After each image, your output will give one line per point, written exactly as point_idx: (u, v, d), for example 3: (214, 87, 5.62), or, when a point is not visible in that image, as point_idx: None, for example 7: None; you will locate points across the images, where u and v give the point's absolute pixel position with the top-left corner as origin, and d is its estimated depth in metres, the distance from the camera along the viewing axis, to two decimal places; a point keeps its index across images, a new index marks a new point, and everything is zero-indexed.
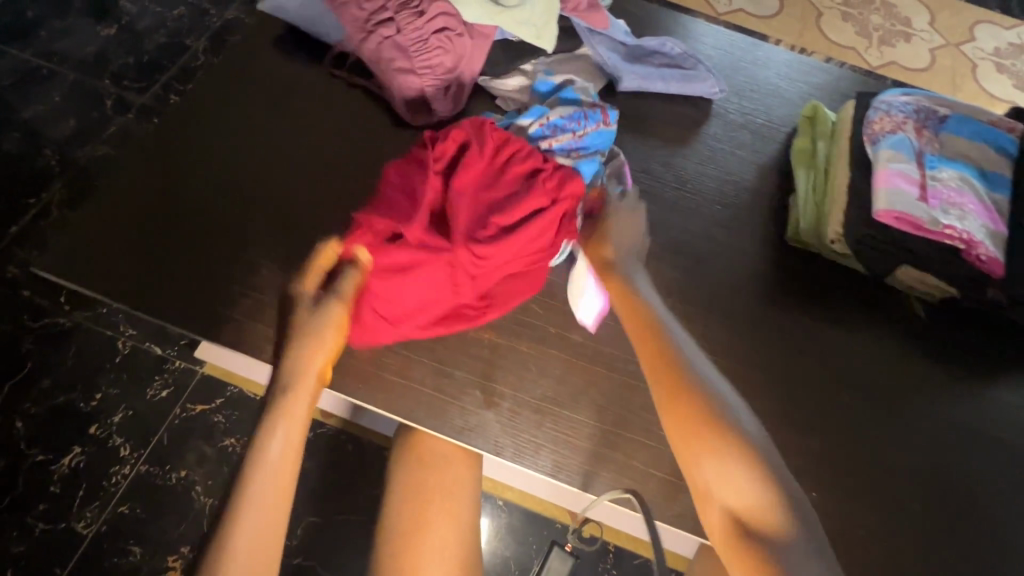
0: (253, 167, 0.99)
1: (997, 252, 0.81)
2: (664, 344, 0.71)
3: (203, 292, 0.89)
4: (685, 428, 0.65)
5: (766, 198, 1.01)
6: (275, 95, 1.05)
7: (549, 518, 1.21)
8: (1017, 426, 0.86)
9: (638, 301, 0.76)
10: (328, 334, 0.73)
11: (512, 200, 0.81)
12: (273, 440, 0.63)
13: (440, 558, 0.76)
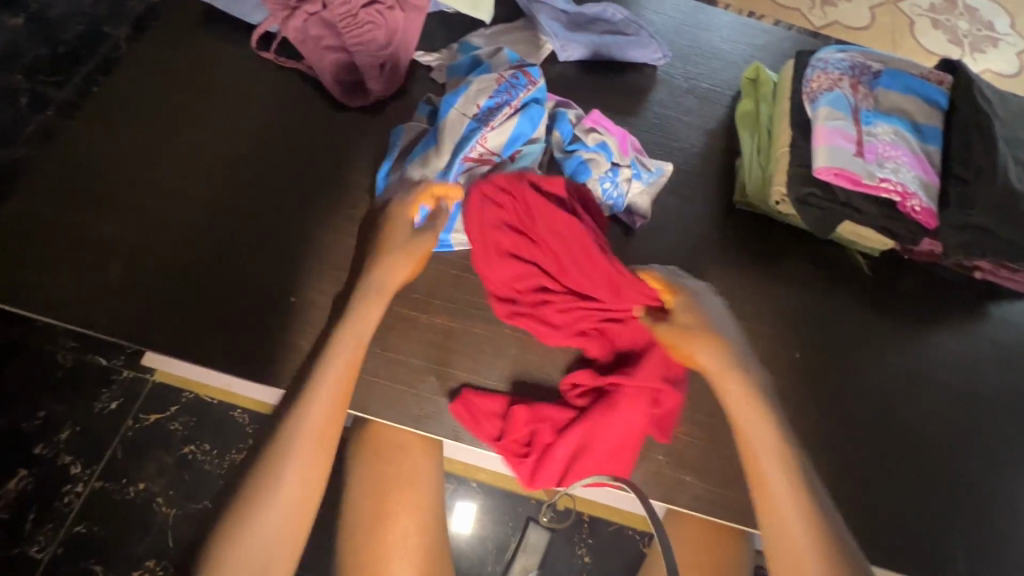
0: (181, 160, 0.93)
1: (931, 202, 0.84)
2: (762, 416, 0.67)
3: (137, 297, 0.83)
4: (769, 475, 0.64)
5: (713, 163, 1.01)
6: (198, 82, 0.98)
7: (524, 494, 1.22)
8: (954, 368, 0.90)
9: (730, 356, 0.70)
10: (349, 349, 0.70)
11: (587, 276, 0.78)
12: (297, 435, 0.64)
13: (405, 549, 0.75)
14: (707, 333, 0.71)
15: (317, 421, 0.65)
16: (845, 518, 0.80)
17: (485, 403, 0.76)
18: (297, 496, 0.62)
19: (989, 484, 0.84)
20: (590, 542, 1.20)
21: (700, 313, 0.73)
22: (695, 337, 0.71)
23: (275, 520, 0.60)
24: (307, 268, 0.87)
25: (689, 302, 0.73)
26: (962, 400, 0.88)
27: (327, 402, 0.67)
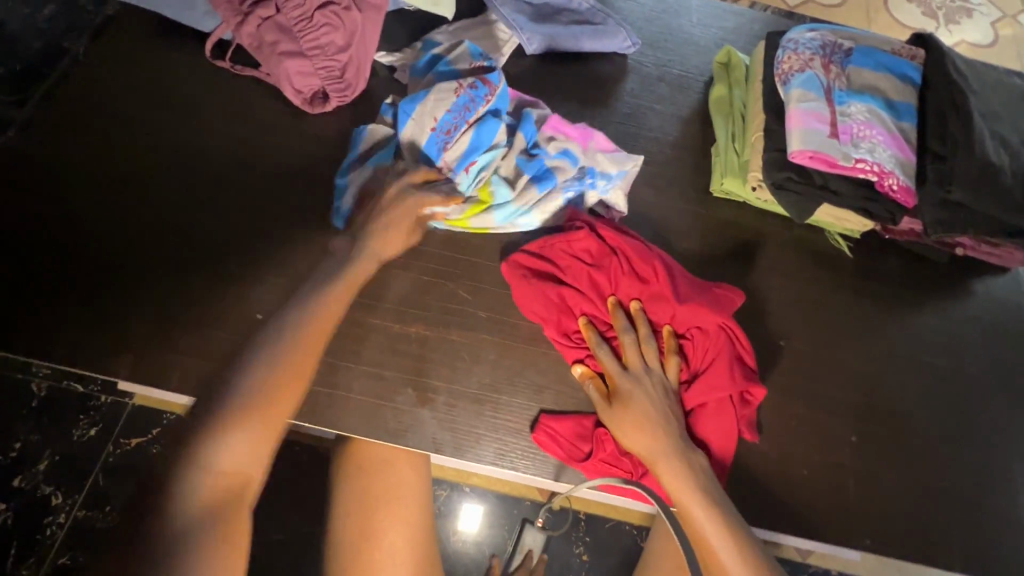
0: (135, 175, 0.88)
1: (908, 180, 0.82)
2: (684, 476, 0.68)
3: (92, 322, 0.79)
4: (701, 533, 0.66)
5: (688, 151, 0.99)
6: (151, 95, 0.94)
7: (517, 496, 1.19)
8: (941, 347, 0.89)
9: (659, 410, 0.71)
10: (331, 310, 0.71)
11: (643, 294, 0.76)
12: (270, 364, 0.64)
13: (395, 565, 0.73)
14: (658, 393, 0.72)
15: (294, 352, 0.66)
16: (839, 507, 0.78)
17: (564, 428, 0.75)
18: (272, 423, 0.62)
19: (984, 462, 0.82)
20: (586, 540, 1.19)
21: (650, 376, 0.73)
22: (644, 398, 0.71)
23: (244, 442, 0.59)
24: (273, 283, 0.83)
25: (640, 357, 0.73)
26: (952, 379, 0.87)
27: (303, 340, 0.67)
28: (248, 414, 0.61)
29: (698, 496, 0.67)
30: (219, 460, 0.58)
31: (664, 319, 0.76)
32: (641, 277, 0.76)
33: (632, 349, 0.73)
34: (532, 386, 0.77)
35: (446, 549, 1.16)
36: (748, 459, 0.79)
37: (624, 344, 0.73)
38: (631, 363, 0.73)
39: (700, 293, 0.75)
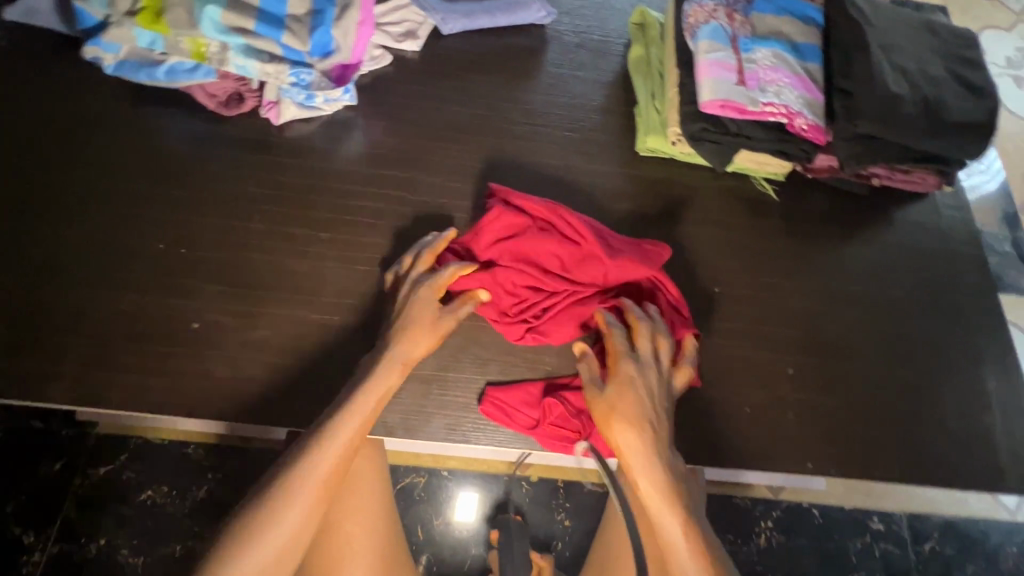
0: (44, 197, 0.84)
1: (817, 119, 0.85)
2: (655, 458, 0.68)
3: (19, 352, 0.76)
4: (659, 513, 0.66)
5: (613, 115, 1.00)
6: (48, 107, 0.89)
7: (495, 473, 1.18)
8: (868, 277, 0.93)
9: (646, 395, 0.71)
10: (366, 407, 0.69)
11: (572, 258, 0.77)
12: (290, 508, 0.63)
13: (354, 553, 0.74)
14: (657, 387, 0.72)
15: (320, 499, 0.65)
16: (782, 438, 0.82)
17: (512, 396, 0.77)
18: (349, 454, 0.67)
19: (914, 379, 0.87)
20: (568, 506, 1.17)
21: (651, 367, 0.73)
22: (642, 384, 0.71)
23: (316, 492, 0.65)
24: (204, 290, 0.81)
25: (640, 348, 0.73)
26: (880, 305, 0.91)
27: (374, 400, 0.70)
28: (324, 481, 0.65)
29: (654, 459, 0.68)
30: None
31: (597, 277, 0.77)
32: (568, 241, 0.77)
33: (644, 336, 0.74)
34: (477, 360, 0.79)
35: (434, 537, 1.14)
36: (694, 404, 0.82)
37: (613, 336, 0.73)
38: (641, 349, 0.73)
39: (628, 249, 0.77)
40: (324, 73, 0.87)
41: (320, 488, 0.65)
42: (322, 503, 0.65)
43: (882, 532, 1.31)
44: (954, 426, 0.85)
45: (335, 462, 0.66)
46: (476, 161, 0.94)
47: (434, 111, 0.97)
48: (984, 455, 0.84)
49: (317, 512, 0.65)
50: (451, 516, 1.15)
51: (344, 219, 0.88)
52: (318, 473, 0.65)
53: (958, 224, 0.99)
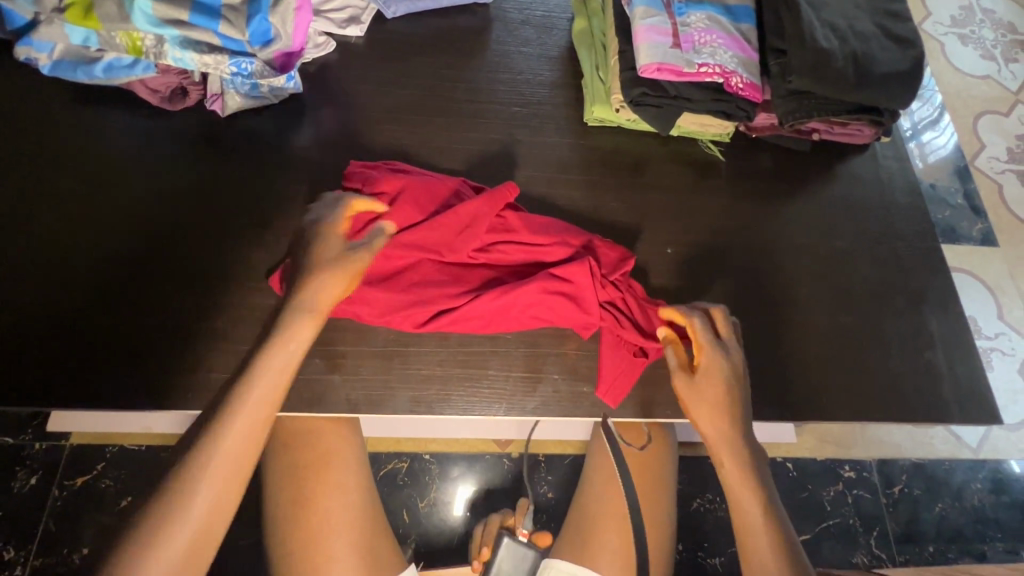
0: None
1: (752, 77, 0.87)
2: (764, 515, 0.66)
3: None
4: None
5: (560, 88, 1.02)
6: None
7: (477, 454, 1.12)
8: (814, 229, 0.96)
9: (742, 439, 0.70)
10: (275, 378, 0.63)
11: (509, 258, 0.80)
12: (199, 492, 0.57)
13: (336, 530, 0.72)
14: (740, 370, 0.74)
15: (231, 477, 0.58)
16: None
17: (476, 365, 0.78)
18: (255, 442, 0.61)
19: (860, 322, 0.91)
20: (551, 480, 1.11)
21: (733, 352, 0.75)
22: (731, 378, 0.73)
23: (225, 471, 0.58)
24: (161, 284, 0.81)
25: (712, 386, 0.72)
26: (825, 255, 0.95)
27: (273, 388, 0.62)
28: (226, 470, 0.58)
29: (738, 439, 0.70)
30: None
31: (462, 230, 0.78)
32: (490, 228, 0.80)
33: (722, 324, 0.77)
34: (438, 333, 0.80)
35: (419, 528, 1.07)
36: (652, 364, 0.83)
37: (695, 324, 0.75)
38: (722, 336, 0.76)
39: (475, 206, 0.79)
40: (266, 62, 0.87)
41: (218, 488, 0.58)
42: (224, 509, 0.58)
43: (854, 479, 1.35)
44: (899, 364, 0.89)
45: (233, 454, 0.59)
46: (426, 141, 0.95)
47: (382, 95, 0.97)
48: (929, 388, 0.89)
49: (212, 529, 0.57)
50: (438, 506, 1.09)
51: (298, 206, 0.88)
52: (226, 463, 0.59)
53: (897, 173, 1.03)
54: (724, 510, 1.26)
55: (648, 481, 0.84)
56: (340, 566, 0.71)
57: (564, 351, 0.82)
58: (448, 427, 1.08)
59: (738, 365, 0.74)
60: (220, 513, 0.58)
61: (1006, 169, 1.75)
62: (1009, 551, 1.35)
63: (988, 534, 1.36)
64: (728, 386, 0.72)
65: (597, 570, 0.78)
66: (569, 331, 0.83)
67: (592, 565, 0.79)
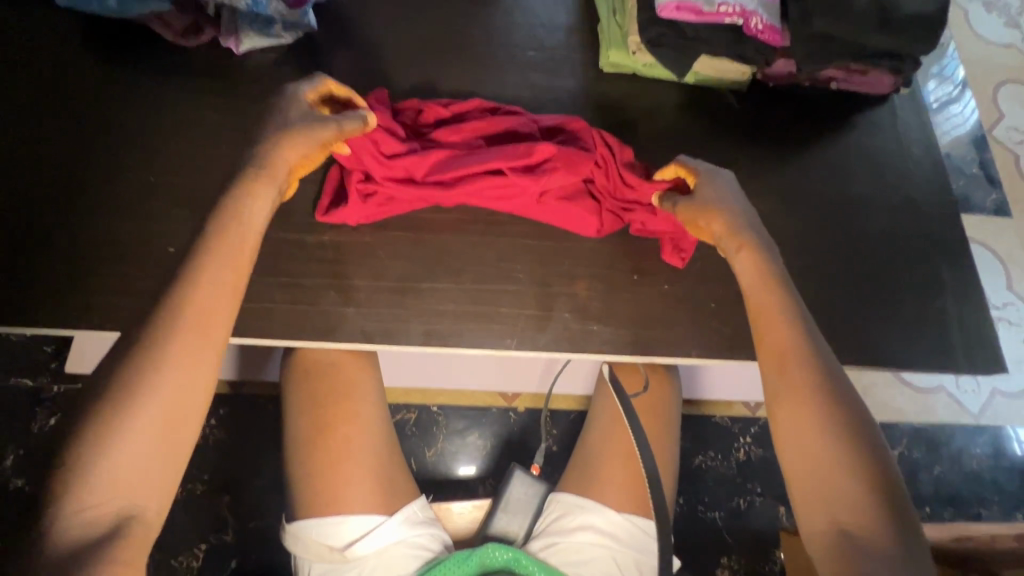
0: (14, 136, 0.84)
1: (772, 19, 0.86)
2: (803, 351, 0.59)
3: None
4: (796, 414, 0.57)
5: (576, 32, 1.00)
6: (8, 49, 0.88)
7: (484, 406, 1.14)
8: (827, 179, 0.96)
9: (772, 281, 0.64)
10: (233, 257, 0.57)
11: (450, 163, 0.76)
12: (159, 383, 0.50)
13: (352, 455, 0.75)
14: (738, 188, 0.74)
15: (191, 360, 0.52)
16: (744, 327, 0.84)
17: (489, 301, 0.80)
18: (218, 327, 0.54)
19: (870, 272, 0.91)
20: (555, 433, 1.13)
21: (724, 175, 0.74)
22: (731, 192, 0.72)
23: (183, 358, 0.51)
24: (179, 217, 0.83)
25: (729, 225, 0.69)
26: (838, 205, 0.94)
27: (228, 280, 0.56)
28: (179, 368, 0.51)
29: (768, 276, 0.65)
30: (97, 503, 0.47)
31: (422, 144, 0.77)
32: (380, 123, 0.75)
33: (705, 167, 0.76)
34: (450, 271, 0.82)
35: (427, 474, 1.10)
36: (661, 305, 0.84)
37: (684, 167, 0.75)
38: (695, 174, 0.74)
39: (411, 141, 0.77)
40: None
41: (179, 390, 0.51)
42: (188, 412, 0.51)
43: None
44: (909, 313, 0.90)
45: (188, 350, 0.52)
46: (440, 85, 0.95)
47: (394, 36, 0.97)
48: (936, 338, 0.89)
49: (171, 438, 0.50)
50: (444, 454, 1.11)
51: None
52: (188, 345, 0.52)
53: (915, 127, 1.01)
54: (724, 466, 1.28)
55: (653, 421, 0.86)
56: (355, 489, 0.73)
57: (575, 291, 0.82)
58: (458, 374, 1.11)
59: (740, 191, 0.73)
60: (181, 406, 0.51)
61: None
62: (1005, 513, 1.37)
63: (985, 498, 1.38)
64: (744, 219, 0.70)
65: (604, 503, 0.79)
66: (580, 271, 0.83)
67: (600, 498, 0.80)
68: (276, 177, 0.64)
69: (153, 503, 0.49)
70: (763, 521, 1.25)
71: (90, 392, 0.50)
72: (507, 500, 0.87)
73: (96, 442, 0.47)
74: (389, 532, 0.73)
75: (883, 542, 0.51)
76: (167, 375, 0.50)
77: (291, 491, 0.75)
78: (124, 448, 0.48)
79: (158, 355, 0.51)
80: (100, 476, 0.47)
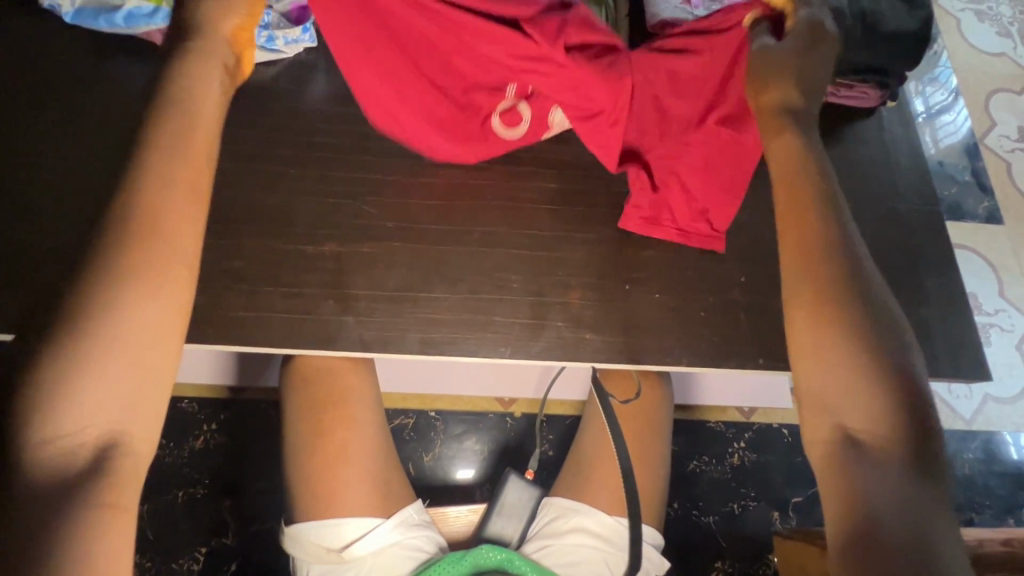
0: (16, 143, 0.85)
1: None
2: (835, 244, 0.56)
3: None
4: (821, 306, 0.54)
5: None
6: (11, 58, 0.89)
7: (481, 411, 1.16)
8: None
9: (810, 170, 0.60)
10: (189, 167, 0.55)
11: (523, 47, 0.73)
12: (128, 304, 0.48)
13: (350, 460, 0.77)
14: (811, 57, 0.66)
15: (162, 283, 0.50)
16: (733, 336, 0.86)
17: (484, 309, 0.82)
18: (188, 236, 0.53)
19: None
20: (551, 438, 1.15)
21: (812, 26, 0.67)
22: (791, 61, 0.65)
23: (154, 275, 0.50)
24: None
25: (784, 96, 0.65)
26: None
27: (188, 195, 0.54)
28: (147, 288, 0.50)
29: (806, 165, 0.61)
30: (73, 431, 0.46)
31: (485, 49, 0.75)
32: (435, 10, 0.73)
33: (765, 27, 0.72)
34: (447, 281, 0.84)
35: (425, 478, 1.11)
36: (653, 313, 0.86)
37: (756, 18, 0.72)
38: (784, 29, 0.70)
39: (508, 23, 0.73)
40: (282, 14, 0.90)
41: (150, 309, 0.49)
42: (170, 325, 0.51)
43: None
44: None
45: (158, 262, 0.50)
46: None
47: None
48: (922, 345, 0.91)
49: (157, 348, 0.49)
50: (441, 458, 1.13)
51: (311, 156, 0.90)
52: (156, 262, 0.50)
53: (901, 138, 1.04)
54: (718, 470, 1.29)
55: (644, 427, 0.88)
56: (353, 493, 0.75)
57: (568, 300, 0.84)
58: (456, 380, 1.14)
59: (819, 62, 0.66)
60: (154, 325, 0.49)
61: (1015, 148, 1.74)
62: (997, 518, 1.38)
63: (976, 502, 1.39)
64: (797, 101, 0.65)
65: (596, 507, 0.81)
66: (573, 280, 0.85)
67: (592, 502, 0.82)
68: (211, 68, 0.61)
69: (146, 419, 0.49)
70: (756, 524, 1.27)
71: (45, 318, 0.48)
72: (502, 503, 0.89)
73: (60, 371, 0.46)
74: (385, 536, 0.75)
75: (890, 449, 0.50)
76: (135, 292, 0.49)
77: (290, 495, 0.77)
78: (94, 373, 0.46)
79: (123, 275, 0.49)
80: (88, 404, 0.46)
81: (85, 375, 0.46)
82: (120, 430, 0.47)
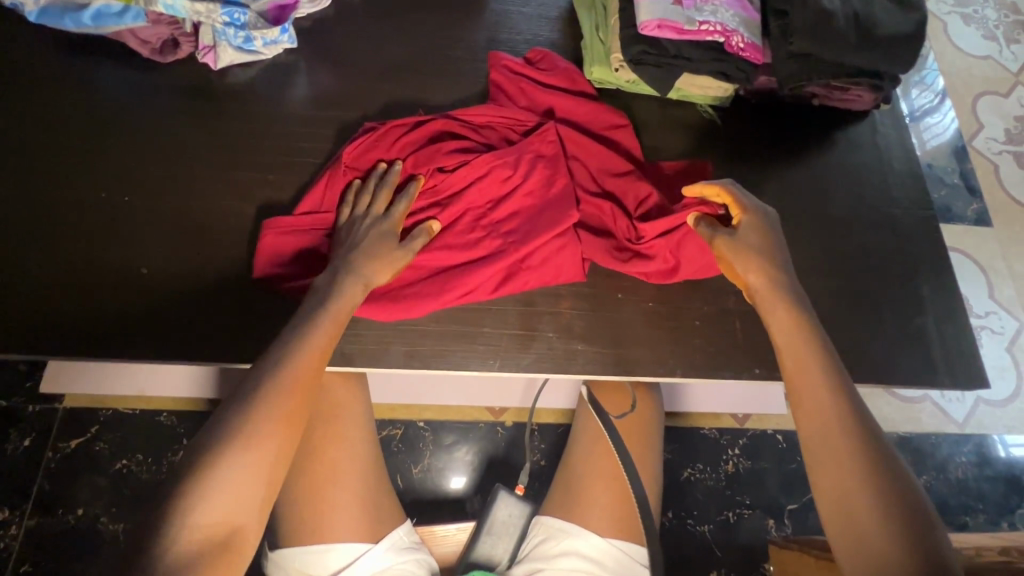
0: None
1: (753, 38, 0.87)
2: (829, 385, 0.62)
3: None
4: (826, 435, 0.59)
5: (559, 49, 1.00)
6: None
7: (471, 421, 1.12)
8: (810, 195, 0.96)
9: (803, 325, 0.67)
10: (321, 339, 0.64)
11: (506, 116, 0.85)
12: (255, 440, 0.55)
13: (342, 481, 0.73)
14: (759, 241, 0.73)
15: (290, 429, 0.57)
16: (727, 345, 0.84)
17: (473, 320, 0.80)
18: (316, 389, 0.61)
19: (853, 287, 0.91)
20: (544, 448, 1.12)
21: (750, 231, 0.73)
22: (751, 237, 0.73)
23: (280, 434, 0.56)
24: (156, 238, 0.81)
25: (766, 276, 0.71)
26: (821, 221, 0.95)
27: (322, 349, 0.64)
28: (282, 418, 0.57)
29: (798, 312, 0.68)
30: (204, 531, 0.50)
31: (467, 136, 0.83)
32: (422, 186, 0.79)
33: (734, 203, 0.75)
34: None
35: (413, 492, 1.08)
36: (646, 323, 0.83)
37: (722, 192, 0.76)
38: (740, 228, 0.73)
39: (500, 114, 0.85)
40: (259, 13, 0.85)
41: (273, 452, 0.55)
42: (283, 459, 0.57)
43: None
44: (891, 328, 0.90)
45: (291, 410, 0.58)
46: (422, 100, 0.94)
47: (375, 51, 0.96)
48: (919, 352, 0.90)
49: (266, 488, 0.55)
50: (431, 471, 1.09)
51: (292, 161, 0.87)
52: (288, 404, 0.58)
53: (895, 141, 1.02)
54: (713, 479, 1.27)
55: (637, 441, 0.85)
56: (344, 515, 0.72)
57: (559, 310, 0.82)
58: (447, 389, 1.11)
59: (770, 250, 0.72)
60: (276, 466, 0.56)
61: (1003, 150, 1.75)
62: (992, 522, 1.37)
63: (971, 507, 1.38)
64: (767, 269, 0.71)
65: (588, 527, 0.78)
66: (564, 290, 0.83)
67: (585, 521, 0.79)
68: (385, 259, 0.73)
69: (250, 524, 0.53)
70: (751, 533, 1.25)
71: (203, 437, 0.55)
72: (494, 522, 0.86)
73: (208, 483, 0.51)
74: (373, 561, 0.72)
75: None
76: (269, 430, 0.56)
77: (276, 516, 0.72)
78: (229, 489, 0.52)
79: (263, 413, 0.56)
80: (212, 504, 0.51)
81: (220, 497, 0.52)
82: (231, 549, 0.51)
